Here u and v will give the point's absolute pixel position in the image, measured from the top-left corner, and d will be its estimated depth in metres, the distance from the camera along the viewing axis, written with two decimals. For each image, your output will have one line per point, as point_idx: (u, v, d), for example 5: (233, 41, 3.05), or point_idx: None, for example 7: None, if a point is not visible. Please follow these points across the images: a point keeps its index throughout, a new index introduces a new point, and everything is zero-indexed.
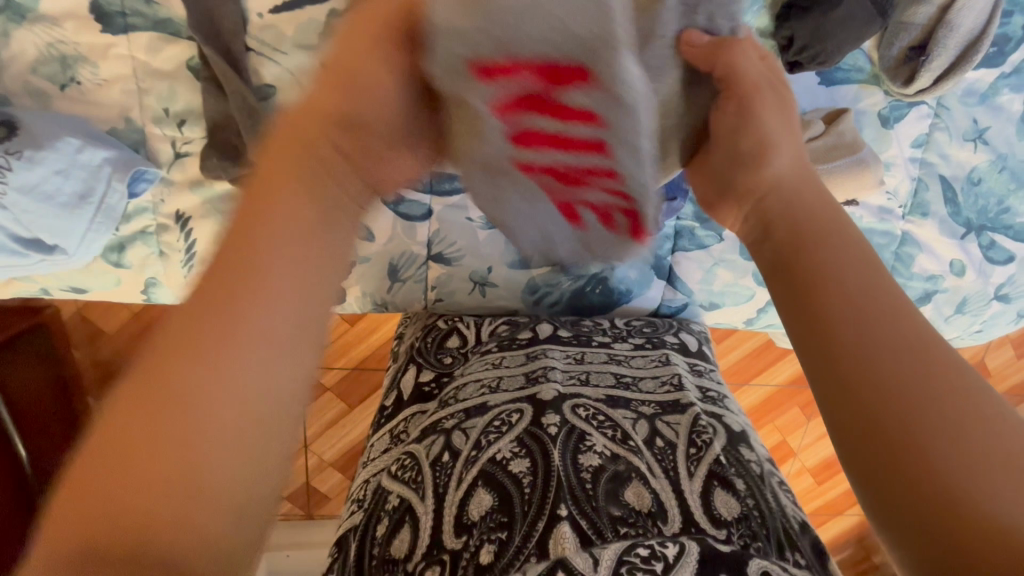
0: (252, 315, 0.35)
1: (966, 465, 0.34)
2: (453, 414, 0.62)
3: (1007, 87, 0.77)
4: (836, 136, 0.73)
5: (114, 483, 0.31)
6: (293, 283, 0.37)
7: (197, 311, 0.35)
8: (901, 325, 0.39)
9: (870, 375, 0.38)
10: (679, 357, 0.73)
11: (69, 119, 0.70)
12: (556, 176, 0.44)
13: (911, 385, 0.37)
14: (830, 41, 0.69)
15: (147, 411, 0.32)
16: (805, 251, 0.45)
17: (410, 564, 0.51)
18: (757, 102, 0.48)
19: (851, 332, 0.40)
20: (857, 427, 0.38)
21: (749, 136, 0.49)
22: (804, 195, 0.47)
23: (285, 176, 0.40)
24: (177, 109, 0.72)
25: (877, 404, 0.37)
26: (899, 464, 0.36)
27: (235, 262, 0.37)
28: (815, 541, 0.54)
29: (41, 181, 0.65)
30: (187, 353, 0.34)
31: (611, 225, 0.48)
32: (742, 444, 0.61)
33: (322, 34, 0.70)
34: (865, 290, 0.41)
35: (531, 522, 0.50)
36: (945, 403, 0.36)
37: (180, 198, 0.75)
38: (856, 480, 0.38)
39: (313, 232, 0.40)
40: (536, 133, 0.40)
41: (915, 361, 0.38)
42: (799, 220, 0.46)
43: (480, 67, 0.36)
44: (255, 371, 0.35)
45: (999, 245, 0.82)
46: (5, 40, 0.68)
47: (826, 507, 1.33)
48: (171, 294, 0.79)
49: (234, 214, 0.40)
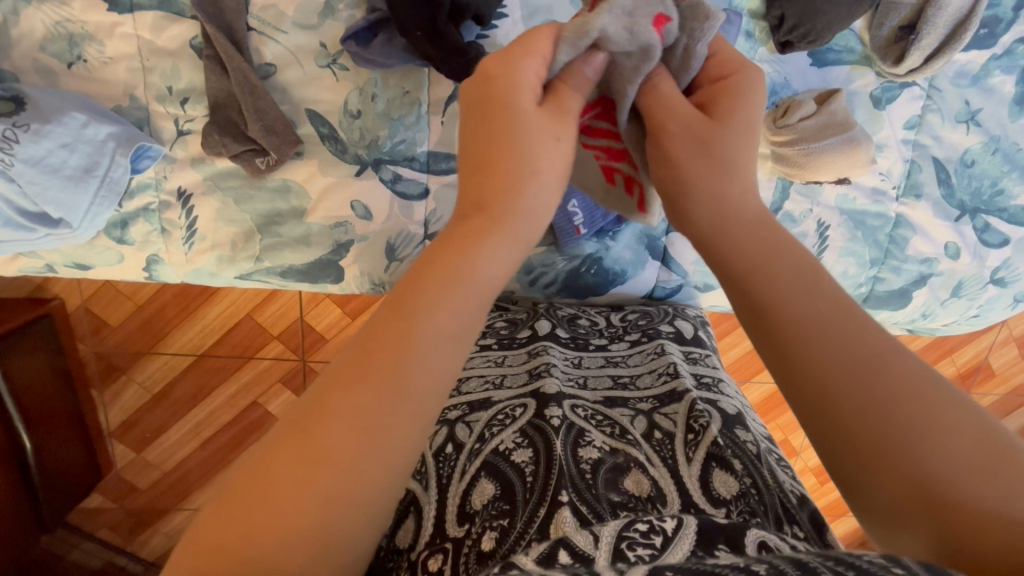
0: (418, 359, 0.32)
1: (958, 467, 0.32)
2: (456, 406, 0.60)
3: (999, 69, 0.77)
4: (828, 115, 0.75)
5: (239, 515, 0.28)
6: (452, 331, 0.34)
7: (365, 352, 0.32)
8: (851, 325, 0.38)
9: (831, 387, 0.36)
10: (674, 345, 0.70)
11: (75, 96, 0.72)
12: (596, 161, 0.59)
13: (885, 396, 0.35)
14: (820, 19, 0.71)
15: (297, 448, 0.29)
16: (754, 265, 0.42)
17: (414, 553, 0.48)
18: (669, 133, 0.47)
19: (803, 340, 0.38)
20: (828, 441, 0.37)
21: (671, 163, 0.47)
22: (742, 204, 0.45)
23: (488, 223, 0.39)
24: (180, 88, 0.73)
25: (844, 418, 0.36)
26: (883, 477, 0.34)
27: (400, 304, 0.34)
28: (814, 513, 0.50)
29: (47, 154, 0.68)
30: (357, 390, 0.31)
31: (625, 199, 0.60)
32: (737, 426, 0.57)
33: (322, 14, 0.72)
34: (807, 291, 0.40)
35: (533, 509, 0.47)
36: (916, 402, 0.34)
37: (182, 175, 0.76)
38: (843, 490, 0.37)
39: (476, 277, 0.36)
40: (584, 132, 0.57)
41: (874, 363, 0.36)
42: (741, 227, 0.44)
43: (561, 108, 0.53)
44: (391, 430, 0.31)
45: (994, 228, 0.83)
46: (15, 19, 0.70)
47: (830, 507, 1.31)
48: (172, 272, 0.81)
49: (430, 249, 0.38)
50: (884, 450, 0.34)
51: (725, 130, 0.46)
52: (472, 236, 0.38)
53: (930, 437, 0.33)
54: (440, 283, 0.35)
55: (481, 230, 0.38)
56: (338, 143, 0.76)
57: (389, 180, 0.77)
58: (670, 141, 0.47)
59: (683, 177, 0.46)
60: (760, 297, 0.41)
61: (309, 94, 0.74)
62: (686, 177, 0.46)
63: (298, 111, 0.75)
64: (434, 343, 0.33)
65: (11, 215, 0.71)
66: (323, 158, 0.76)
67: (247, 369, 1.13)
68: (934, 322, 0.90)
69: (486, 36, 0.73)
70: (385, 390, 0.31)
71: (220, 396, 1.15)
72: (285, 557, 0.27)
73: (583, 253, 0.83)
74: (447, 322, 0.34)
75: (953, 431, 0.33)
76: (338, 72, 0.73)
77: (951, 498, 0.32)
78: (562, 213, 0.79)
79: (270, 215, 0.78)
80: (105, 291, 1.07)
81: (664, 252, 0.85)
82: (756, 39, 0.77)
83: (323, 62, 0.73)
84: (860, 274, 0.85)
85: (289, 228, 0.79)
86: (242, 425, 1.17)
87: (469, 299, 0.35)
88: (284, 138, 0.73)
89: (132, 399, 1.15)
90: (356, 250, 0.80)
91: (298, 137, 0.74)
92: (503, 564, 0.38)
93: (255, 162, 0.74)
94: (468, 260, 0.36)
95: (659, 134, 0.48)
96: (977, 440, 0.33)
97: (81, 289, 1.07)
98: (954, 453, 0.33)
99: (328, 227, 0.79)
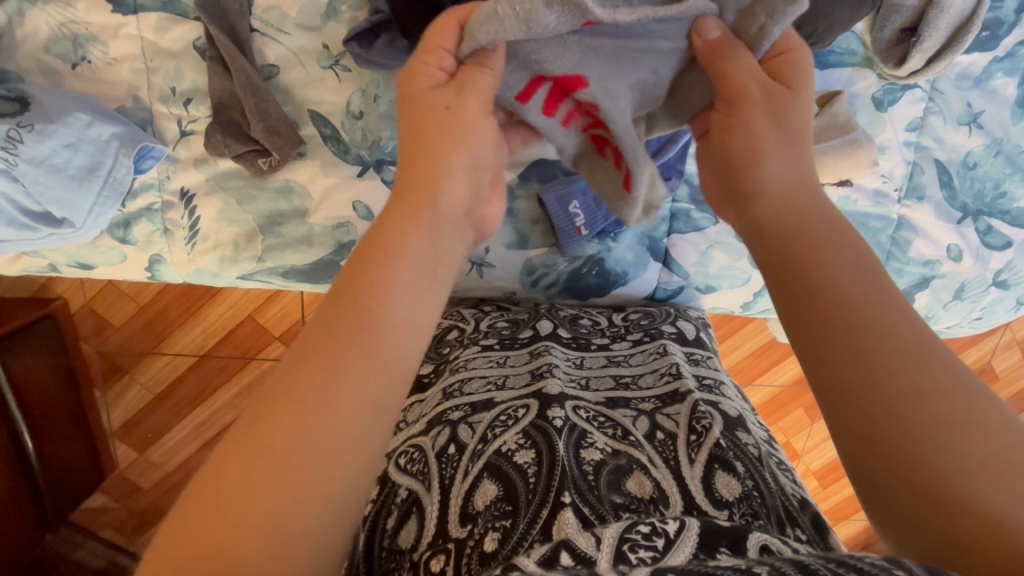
0: (369, 344, 0.38)
1: (973, 470, 0.33)
2: (458, 406, 0.59)
3: (1001, 71, 0.77)
4: (830, 117, 0.75)
5: (219, 494, 0.32)
6: (400, 318, 0.40)
7: (316, 338, 0.37)
8: (895, 317, 0.39)
9: (866, 374, 0.38)
10: (676, 346, 0.70)
11: (79, 96, 0.72)
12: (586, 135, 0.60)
13: (915, 393, 0.36)
14: (822, 21, 0.71)
15: (264, 430, 0.34)
16: (802, 257, 0.43)
17: (416, 554, 0.48)
18: (749, 110, 0.50)
19: (845, 326, 0.39)
20: (852, 426, 0.38)
21: (741, 142, 0.50)
22: (797, 199, 0.47)
23: (420, 224, 0.44)
24: (184, 88, 0.74)
25: (876, 405, 0.37)
26: (902, 467, 0.35)
27: (348, 297, 0.39)
28: (816, 515, 0.50)
29: (51, 153, 0.68)
30: (315, 372, 0.36)
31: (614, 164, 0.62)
32: (739, 428, 0.57)
33: (324, 15, 0.72)
34: (857, 280, 0.41)
35: (536, 510, 0.47)
36: (948, 402, 0.35)
37: (185, 175, 0.77)
38: (857, 481, 0.38)
39: (417, 271, 0.42)
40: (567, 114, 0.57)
41: (916, 356, 0.37)
42: (792, 222, 0.46)
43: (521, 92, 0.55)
44: (346, 405, 0.35)
45: (997, 230, 0.82)
46: (20, 20, 0.71)
47: (833, 511, 1.30)
48: (175, 272, 0.82)
49: (366, 244, 0.43)
50: (909, 440, 0.35)
51: (791, 124, 0.49)
52: (407, 225, 0.44)
53: (957, 435, 0.34)
54: (385, 264, 0.41)
55: (420, 223, 0.44)
56: (340, 144, 0.76)
57: (391, 181, 0.77)
58: (748, 119, 0.50)
59: (751, 147, 0.50)
60: (809, 286, 0.42)
61: (311, 95, 0.74)
62: (756, 148, 0.49)
63: (301, 112, 0.75)
64: (382, 328, 0.39)
65: (15, 215, 0.71)
66: (325, 159, 0.76)
67: (249, 370, 1.13)
68: (936, 324, 0.90)
69: None
70: (332, 369, 0.36)
71: (222, 396, 1.15)
72: (260, 529, 0.31)
73: (585, 254, 0.83)
74: (396, 308, 0.39)
75: (982, 434, 0.34)
76: (340, 73, 0.74)
77: (965, 498, 0.33)
78: (564, 213, 0.78)
79: (272, 215, 0.78)
80: (108, 292, 1.07)
81: (666, 254, 0.85)
82: None
83: (325, 63, 0.73)
84: None
85: (291, 228, 0.79)
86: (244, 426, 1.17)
87: (421, 274, 0.42)
88: (286, 139, 0.73)
89: (135, 400, 1.15)
90: (358, 251, 0.80)
91: (300, 138, 0.75)
92: (505, 566, 0.38)
93: (258, 163, 0.74)
94: (412, 244, 0.43)
95: (737, 108, 0.51)
96: (1004, 447, 0.34)
97: (85, 289, 1.07)
98: (977, 454, 0.34)
99: (330, 227, 0.79)
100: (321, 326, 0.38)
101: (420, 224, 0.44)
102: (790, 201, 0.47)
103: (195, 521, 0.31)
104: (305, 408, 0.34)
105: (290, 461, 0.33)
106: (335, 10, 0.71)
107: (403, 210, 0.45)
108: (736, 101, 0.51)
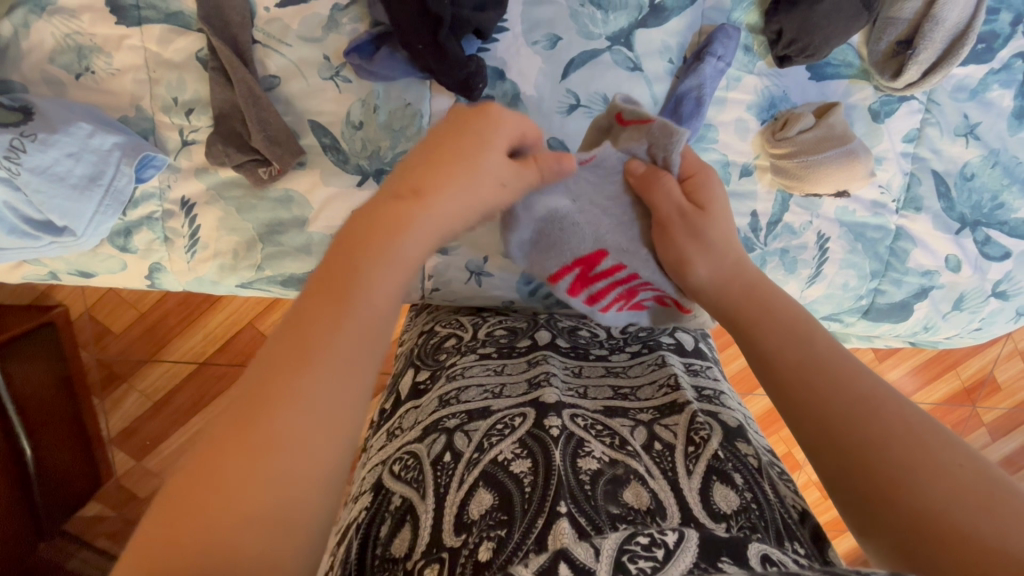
0: (362, 318, 0.38)
1: (955, 500, 0.36)
2: (455, 415, 0.59)
3: (997, 83, 0.78)
4: (826, 129, 0.75)
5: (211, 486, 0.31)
6: (391, 293, 0.40)
7: (309, 315, 0.37)
8: (838, 371, 0.45)
9: (834, 422, 0.43)
10: (675, 357, 0.69)
11: (81, 106, 0.73)
12: (623, 297, 0.73)
13: (878, 433, 0.41)
14: (817, 34, 0.71)
15: (251, 414, 0.33)
16: (760, 328, 0.52)
17: (410, 562, 0.48)
18: (673, 228, 0.64)
19: (798, 388, 0.46)
20: (832, 477, 0.43)
21: (671, 254, 0.64)
22: (733, 284, 0.59)
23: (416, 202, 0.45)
24: (186, 99, 0.75)
25: (845, 448, 0.42)
26: (890, 506, 0.39)
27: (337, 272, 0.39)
28: (815, 529, 0.51)
29: (54, 163, 0.69)
30: (309, 348, 0.36)
31: (664, 304, 0.72)
32: (739, 439, 0.57)
33: (326, 27, 0.73)
34: (801, 346, 0.48)
35: (531, 520, 0.47)
36: (904, 442, 0.40)
37: (186, 184, 0.77)
38: (855, 525, 0.42)
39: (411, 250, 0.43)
40: (598, 286, 0.73)
41: (865, 404, 0.43)
42: (748, 302, 0.56)
43: (551, 276, 0.75)
44: (335, 376, 0.36)
45: (995, 241, 0.83)
46: (25, 31, 0.72)
47: (835, 521, 1.29)
48: (174, 280, 0.82)
49: (359, 218, 0.43)
50: (885, 480, 0.39)
51: (706, 230, 0.62)
52: (406, 215, 0.44)
53: (922, 471, 0.38)
54: (377, 253, 0.41)
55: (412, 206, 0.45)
56: (340, 154, 0.76)
57: None
58: (671, 235, 0.64)
59: (681, 256, 0.63)
60: (767, 353, 0.50)
61: (312, 105, 0.75)
62: (684, 257, 0.63)
63: (301, 122, 0.76)
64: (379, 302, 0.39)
65: (17, 223, 0.72)
66: (325, 168, 0.77)
67: None
68: (936, 334, 0.89)
69: (488, 50, 0.75)
70: (329, 344, 0.36)
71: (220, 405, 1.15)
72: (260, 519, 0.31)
73: None
74: (388, 281, 0.40)
75: (942, 467, 0.38)
76: (341, 84, 0.75)
77: (953, 530, 0.35)
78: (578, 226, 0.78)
79: (272, 224, 0.79)
80: (109, 299, 1.08)
81: None
82: (755, 53, 0.77)
83: (326, 74, 0.74)
84: (861, 286, 0.85)
85: (291, 237, 0.79)
86: None
87: (406, 255, 0.43)
88: (287, 148, 0.74)
89: (133, 407, 1.15)
90: None
91: (301, 148, 0.75)
92: None
93: (258, 172, 0.75)
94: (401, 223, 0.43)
95: (664, 227, 0.65)
96: (967, 479, 0.37)
97: (84, 296, 1.08)
98: (950, 485, 0.37)
99: (329, 236, 0.79)
100: (313, 307, 0.38)
101: (421, 208, 0.45)
102: (736, 290, 0.58)
103: (190, 502, 0.30)
104: (299, 380, 0.35)
105: (276, 436, 0.33)
106: (338, 22, 0.72)
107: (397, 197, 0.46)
108: (662, 221, 0.65)
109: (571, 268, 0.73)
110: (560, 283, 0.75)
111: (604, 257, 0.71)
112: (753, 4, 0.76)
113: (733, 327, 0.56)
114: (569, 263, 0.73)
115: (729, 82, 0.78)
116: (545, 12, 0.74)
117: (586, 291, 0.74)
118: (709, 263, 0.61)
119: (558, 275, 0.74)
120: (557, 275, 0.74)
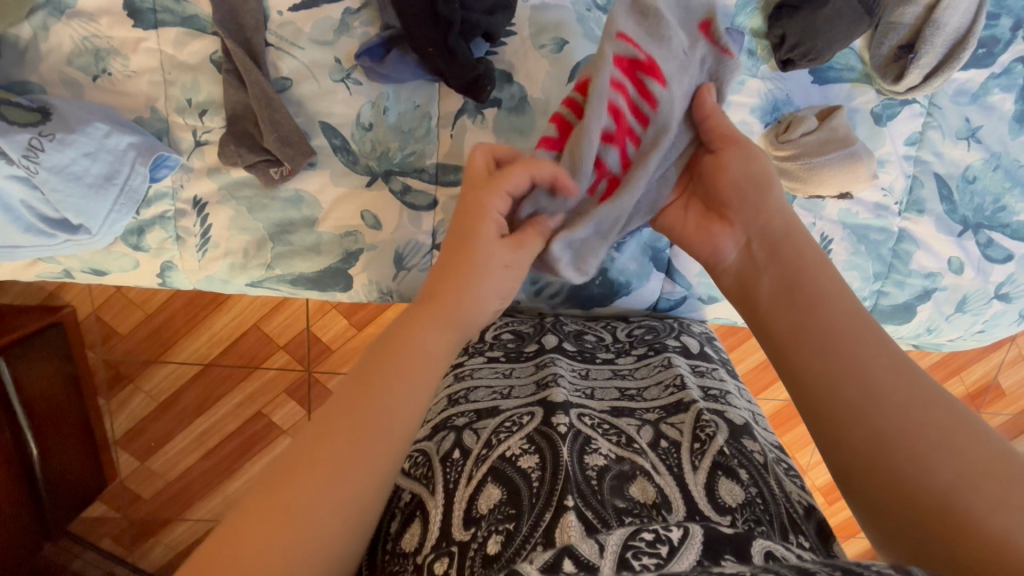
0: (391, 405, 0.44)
1: (970, 485, 0.38)
2: (464, 413, 0.60)
3: (998, 87, 0.79)
4: (830, 130, 0.76)
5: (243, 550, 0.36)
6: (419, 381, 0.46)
7: (359, 398, 0.43)
8: (879, 343, 0.47)
9: (866, 397, 0.44)
10: (680, 358, 0.70)
11: (98, 107, 0.75)
12: (613, 118, 0.59)
13: (905, 412, 0.42)
14: (820, 38, 0.73)
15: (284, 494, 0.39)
16: (802, 289, 0.52)
17: (420, 556, 0.49)
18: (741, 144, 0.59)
19: (845, 355, 0.46)
20: (853, 454, 0.44)
21: (755, 163, 0.58)
22: (796, 230, 0.56)
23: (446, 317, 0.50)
24: (200, 100, 0.76)
25: (873, 423, 0.43)
26: (903, 488, 0.40)
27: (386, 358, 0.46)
28: (821, 523, 0.52)
29: (71, 162, 0.70)
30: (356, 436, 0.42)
31: (598, 184, 0.61)
32: (745, 436, 0.57)
33: (337, 31, 0.74)
34: (844, 313, 0.49)
35: (539, 513, 0.48)
36: (932, 424, 0.41)
37: (199, 184, 0.79)
38: (864, 502, 0.43)
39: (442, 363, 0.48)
40: (620, 92, 0.59)
41: (899, 381, 0.44)
42: (790, 251, 0.54)
43: (621, 35, 0.58)
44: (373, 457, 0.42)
45: (997, 243, 0.83)
46: (44, 34, 0.73)
47: (841, 526, 1.28)
48: (185, 278, 0.83)
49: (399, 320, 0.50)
50: (902, 459, 0.41)
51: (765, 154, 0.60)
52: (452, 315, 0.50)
53: (944, 450, 0.40)
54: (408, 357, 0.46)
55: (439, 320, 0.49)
56: (350, 155, 0.78)
57: (399, 190, 0.80)
58: (744, 147, 0.59)
59: (763, 174, 0.58)
60: (810, 319, 0.50)
61: (323, 107, 0.77)
62: (765, 176, 0.58)
63: (312, 123, 0.77)
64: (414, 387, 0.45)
65: (33, 222, 0.73)
66: (335, 168, 0.79)
67: (252, 379, 1.14)
68: (939, 337, 0.90)
69: (495, 53, 0.76)
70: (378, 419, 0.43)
71: (224, 407, 1.16)
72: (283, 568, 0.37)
73: None
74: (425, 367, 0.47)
75: (965, 450, 0.39)
76: (352, 86, 0.76)
77: (962, 508, 0.37)
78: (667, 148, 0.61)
79: (282, 223, 0.80)
80: (116, 300, 1.08)
81: (668, 265, 0.86)
82: (758, 57, 0.79)
83: (337, 76, 0.76)
84: (863, 288, 0.86)
85: (300, 236, 0.81)
86: (246, 437, 1.18)
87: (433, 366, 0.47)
88: (298, 149, 0.75)
89: (138, 409, 1.16)
90: (366, 257, 0.82)
91: (311, 148, 0.76)
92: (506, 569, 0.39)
93: (269, 172, 0.76)
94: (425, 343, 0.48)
95: (736, 144, 0.59)
96: (990, 464, 0.38)
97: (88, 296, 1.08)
98: (968, 469, 0.38)
99: (338, 236, 0.81)
100: (344, 410, 0.43)
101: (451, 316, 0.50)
102: (791, 243, 0.55)
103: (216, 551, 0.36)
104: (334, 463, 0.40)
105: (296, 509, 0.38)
106: (349, 26, 0.74)
107: (431, 312, 0.50)
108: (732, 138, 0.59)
109: (637, 50, 0.59)
110: (614, 43, 0.58)
111: (660, 83, 0.59)
112: (756, 9, 0.77)
113: (772, 283, 0.54)
114: (643, 48, 0.59)
115: (734, 85, 0.79)
116: (551, 15, 0.75)
117: (618, 80, 0.59)
118: (780, 195, 0.58)
119: (625, 36, 0.59)
120: (627, 38, 0.58)
